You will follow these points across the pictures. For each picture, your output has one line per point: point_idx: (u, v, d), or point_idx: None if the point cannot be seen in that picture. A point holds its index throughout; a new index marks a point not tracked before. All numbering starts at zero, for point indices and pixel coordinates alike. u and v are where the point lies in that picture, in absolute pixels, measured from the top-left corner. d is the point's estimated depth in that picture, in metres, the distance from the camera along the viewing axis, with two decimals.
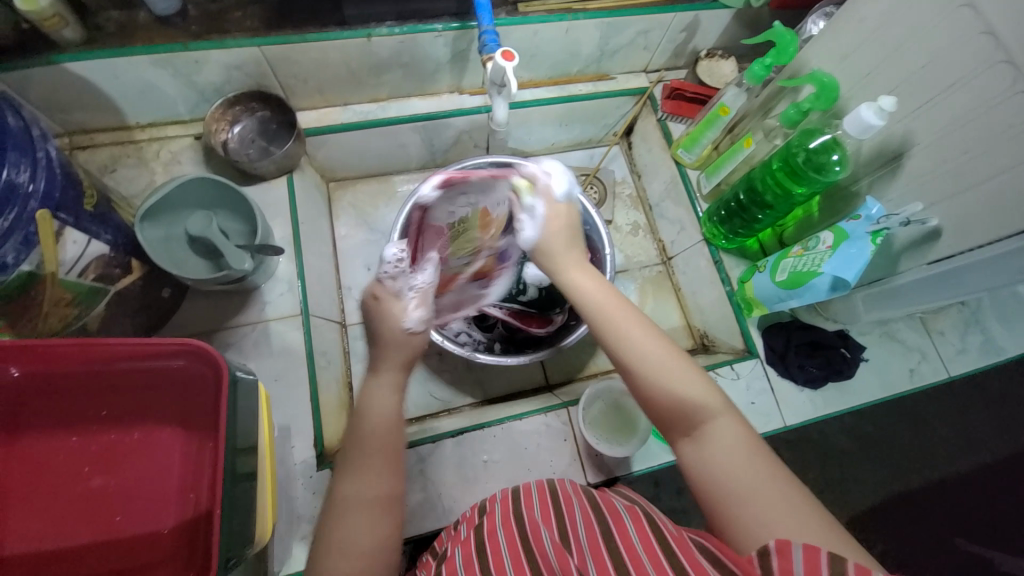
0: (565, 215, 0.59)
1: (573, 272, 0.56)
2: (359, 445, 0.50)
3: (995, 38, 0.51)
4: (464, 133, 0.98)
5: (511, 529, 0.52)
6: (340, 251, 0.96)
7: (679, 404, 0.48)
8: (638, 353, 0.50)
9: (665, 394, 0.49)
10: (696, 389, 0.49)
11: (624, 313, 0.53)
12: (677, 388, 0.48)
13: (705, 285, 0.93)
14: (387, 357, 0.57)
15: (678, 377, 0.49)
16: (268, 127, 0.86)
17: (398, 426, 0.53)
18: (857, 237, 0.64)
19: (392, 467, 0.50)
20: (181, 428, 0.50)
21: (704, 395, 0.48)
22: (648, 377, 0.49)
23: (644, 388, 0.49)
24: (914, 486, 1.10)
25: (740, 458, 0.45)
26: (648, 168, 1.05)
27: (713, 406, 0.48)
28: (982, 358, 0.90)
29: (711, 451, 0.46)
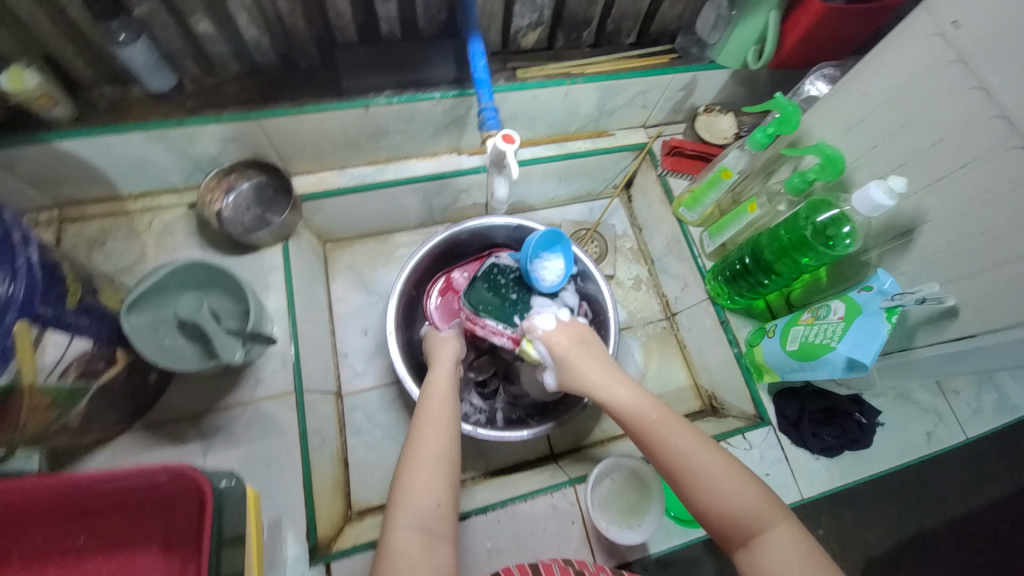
0: (567, 338, 0.68)
1: (606, 382, 0.63)
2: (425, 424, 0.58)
3: (1009, 123, 0.50)
4: (463, 192, 0.97)
5: None
6: (336, 315, 0.93)
7: (738, 514, 0.50)
8: (692, 461, 0.53)
9: (721, 502, 0.51)
10: (755, 497, 0.51)
11: (666, 417, 0.58)
12: (734, 494, 0.51)
13: (712, 344, 0.91)
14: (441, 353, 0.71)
15: (736, 485, 0.52)
16: (264, 193, 0.84)
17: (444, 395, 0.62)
18: (871, 311, 0.62)
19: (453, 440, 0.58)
20: (162, 551, 0.46)
21: (762, 504, 0.51)
22: (702, 480, 0.52)
23: (700, 492, 0.52)
24: (934, 546, 1.05)
25: (799, 563, 0.47)
26: (650, 223, 1.04)
27: (766, 512, 0.50)
28: (999, 418, 0.87)
29: (773, 558, 0.48)
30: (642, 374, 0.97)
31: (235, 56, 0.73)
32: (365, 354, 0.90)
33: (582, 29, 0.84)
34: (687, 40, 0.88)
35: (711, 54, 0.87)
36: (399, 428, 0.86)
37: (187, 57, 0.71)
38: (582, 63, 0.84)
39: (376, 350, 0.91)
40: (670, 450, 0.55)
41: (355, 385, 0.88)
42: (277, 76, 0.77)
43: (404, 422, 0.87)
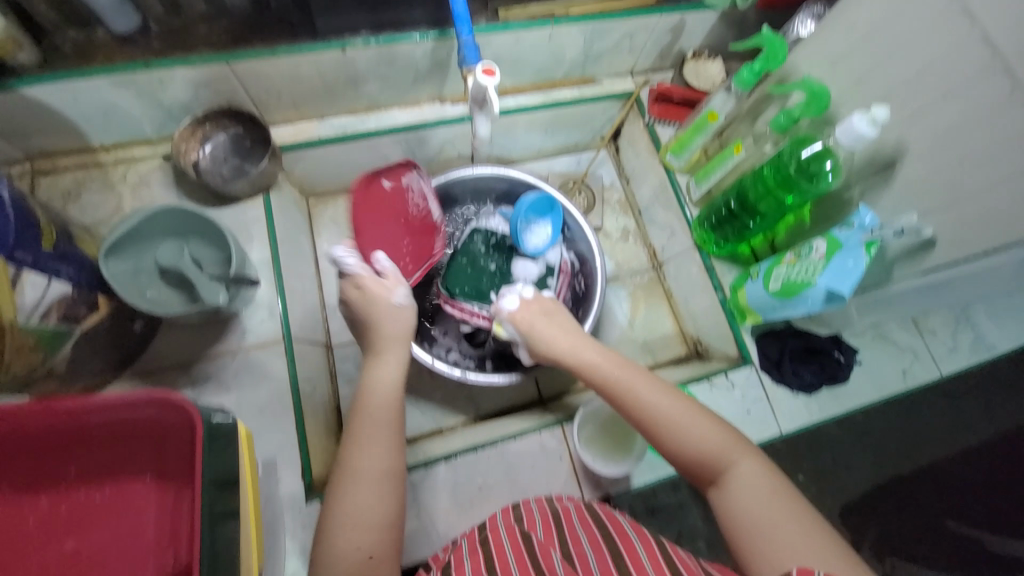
0: (530, 315, 0.71)
1: (575, 346, 0.68)
2: (359, 424, 0.59)
3: (991, 46, 0.50)
4: (447, 142, 0.95)
5: (523, 558, 0.50)
6: (323, 269, 0.92)
7: (703, 454, 0.54)
8: (654, 410, 0.58)
9: (685, 445, 0.55)
10: (719, 437, 0.54)
11: (632, 373, 0.62)
12: (696, 436, 0.55)
13: (697, 291, 0.92)
14: (385, 343, 0.67)
15: (699, 428, 0.55)
16: (242, 144, 0.82)
17: (381, 418, 0.60)
18: (851, 246, 0.63)
19: (388, 441, 0.58)
20: (156, 480, 0.48)
21: (725, 441, 0.54)
22: (667, 427, 0.56)
23: (665, 438, 0.56)
24: (908, 480, 1.10)
25: (761, 496, 0.50)
26: (637, 173, 1.03)
27: (730, 450, 0.53)
28: (974, 356, 0.90)
29: (737, 492, 0.51)
30: (629, 323, 0.99)
31: None
32: None
33: None
34: None
35: None
36: None
37: None
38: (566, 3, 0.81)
39: None
40: (636, 402, 0.59)
41: (344, 337, 0.89)
42: (248, 18, 0.73)
43: None
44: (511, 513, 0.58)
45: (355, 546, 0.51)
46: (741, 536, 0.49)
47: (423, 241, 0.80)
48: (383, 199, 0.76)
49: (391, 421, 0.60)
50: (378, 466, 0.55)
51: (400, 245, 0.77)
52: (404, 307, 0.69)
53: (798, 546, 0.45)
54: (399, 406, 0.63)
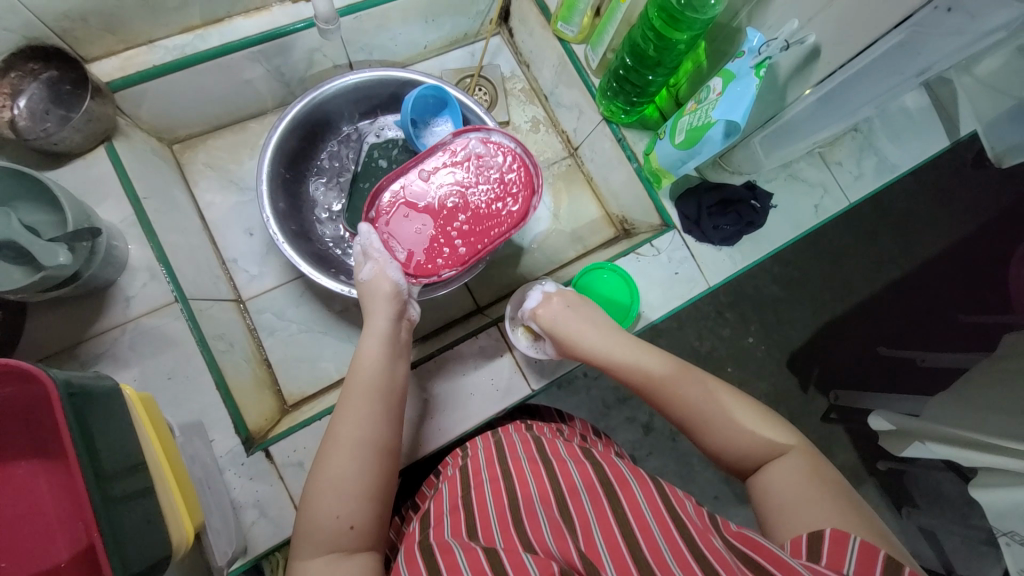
0: (549, 310, 0.69)
1: (603, 342, 0.65)
2: (353, 393, 0.57)
3: None
4: (314, 53, 0.84)
5: (502, 505, 0.49)
6: (211, 222, 0.83)
7: (751, 449, 0.51)
8: (699, 403, 0.55)
9: (734, 440, 0.52)
10: (768, 433, 0.52)
11: (672, 366, 0.59)
12: (742, 428, 0.52)
13: (614, 168, 0.90)
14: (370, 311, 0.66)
15: (750, 425, 0.53)
16: (60, 90, 0.70)
17: (370, 385, 0.59)
18: (743, 75, 0.61)
19: (377, 414, 0.57)
20: (41, 457, 0.44)
21: (776, 435, 0.52)
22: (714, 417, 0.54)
23: (709, 433, 0.54)
24: (840, 314, 1.17)
25: (807, 484, 0.47)
26: (535, 54, 0.96)
27: (780, 444, 0.51)
28: (879, 178, 0.94)
29: (780, 485, 0.48)
30: (554, 216, 0.96)
31: None
32: (258, 256, 0.83)
33: None
34: None
35: None
36: (317, 320, 0.83)
37: None
38: None
39: (268, 249, 0.84)
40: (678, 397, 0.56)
41: (256, 289, 0.82)
42: None
43: (320, 313, 0.83)
44: (498, 458, 0.56)
45: (334, 510, 0.49)
46: (777, 520, 0.46)
47: (488, 216, 0.70)
48: (437, 178, 0.70)
49: (381, 392, 0.58)
50: (369, 436, 0.54)
51: (454, 226, 0.70)
52: (388, 281, 0.67)
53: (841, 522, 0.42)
54: (391, 377, 0.61)
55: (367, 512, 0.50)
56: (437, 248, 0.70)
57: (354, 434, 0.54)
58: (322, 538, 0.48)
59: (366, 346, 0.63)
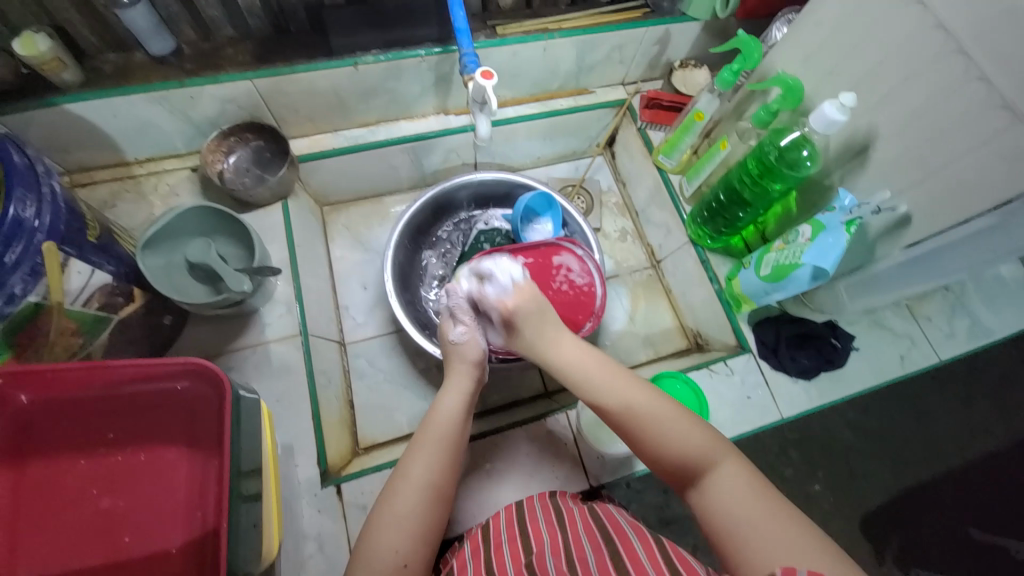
0: (522, 300, 0.66)
1: (555, 342, 0.64)
2: (428, 438, 0.59)
3: (944, 32, 0.55)
4: (451, 152, 1.01)
5: (517, 551, 0.54)
6: (336, 272, 0.98)
7: (686, 455, 0.52)
8: (636, 406, 0.56)
9: (671, 444, 0.53)
10: (702, 438, 0.53)
11: (609, 368, 0.61)
12: (678, 434, 0.53)
13: (694, 285, 0.96)
14: (456, 361, 0.69)
15: (681, 430, 0.54)
16: (262, 155, 0.88)
17: (446, 430, 0.60)
18: (833, 227, 0.67)
19: (446, 464, 0.58)
20: (186, 447, 0.52)
21: (708, 443, 0.53)
22: (643, 419, 0.56)
23: (649, 438, 0.55)
24: (923, 478, 1.09)
25: (746, 499, 0.48)
26: (632, 176, 1.08)
27: (710, 454, 0.52)
28: (971, 340, 0.93)
29: (721, 497, 0.49)
30: (630, 319, 1.02)
31: (230, 20, 0.77)
32: (365, 307, 0.95)
33: None
34: None
35: (682, 6, 0.91)
36: (401, 373, 0.91)
37: (185, 22, 0.76)
38: (559, 19, 0.89)
39: (375, 303, 0.96)
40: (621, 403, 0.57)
41: (357, 336, 0.93)
42: (270, 39, 0.81)
43: (404, 368, 0.92)
44: (518, 518, 0.60)
45: (397, 545, 0.52)
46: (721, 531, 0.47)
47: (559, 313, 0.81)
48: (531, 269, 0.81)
49: (454, 446, 0.59)
50: (438, 485, 0.56)
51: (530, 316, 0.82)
52: (476, 348, 0.69)
53: (784, 548, 0.43)
54: (464, 431, 0.62)
55: (421, 556, 0.53)
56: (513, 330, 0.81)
57: (424, 479, 0.56)
58: (378, 568, 0.51)
59: (446, 397, 0.64)
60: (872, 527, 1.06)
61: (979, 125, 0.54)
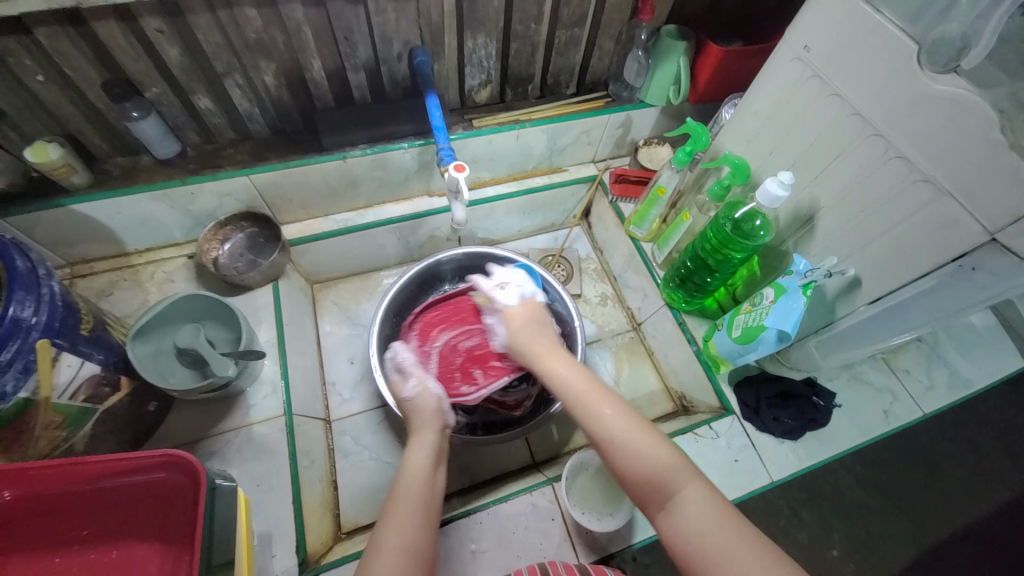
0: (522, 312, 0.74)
1: (541, 353, 0.66)
2: (399, 501, 0.57)
3: (860, 118, 0.63)
4: (435, 229, 1.08)
5: None
6: (324, 348, 1.00)
7: (654, 471, 0.52)
8: (610, 428, 0.56)
9: (639, 463, 0.53)
10: (669, 456, 0.53)
11: (587, 384, 0.60)
12: (648, 453, 0.53)
13: (674, 347, 0.98)
14: (420, 420, 0.71)
15: (649, 447, 0.54)
16: (256, 241, 0.94)
17: (413, 487, 0.59)
18: (793, 290, 0.71)
19: (422, 521, 0.56)
20: (159, 542, 0.53)
21: (675, 463, 0.52)
22: (616, 435, 0.55)
23: (618, 456, 0.54)
24: (938, 537, 1.04)
25: (710, 523, 0.48)
26: (608, 243, 1.14)
27: (681, 476, 0.52)
28: (951, 391, 0.94)
29: (687, 519, 0.49)
30: (615, 382, 1.03)
31: (231, 125, 0.86)
32: (351, 382, 0.97)
33: (527, 84, 0.99)
34: (618, 86, 1.02)
35: (640, 95, 1.01)
36: (386, 449, 0.91)
37: (190, 129, 0.84)
38: (528, 111, 0.99)
39: (361, 378, 0.97)
40: (595, 420, 0.57)
41: (343, 412, 0.94)
42: (267, 139, 0.89)
43: (390, 443, 0.91)
44: None
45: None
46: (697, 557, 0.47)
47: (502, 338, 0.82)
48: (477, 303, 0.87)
49: (426, 501, 0.58)
50: (416, 548, 0.53)
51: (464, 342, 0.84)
52: (432, 397, 0.74)
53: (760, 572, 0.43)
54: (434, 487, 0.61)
55: None
56: (456, 366, 0.82)
57: (402, 541, 0.53)
58: None
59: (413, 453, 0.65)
60: None
61: (907, 196, 0.60)
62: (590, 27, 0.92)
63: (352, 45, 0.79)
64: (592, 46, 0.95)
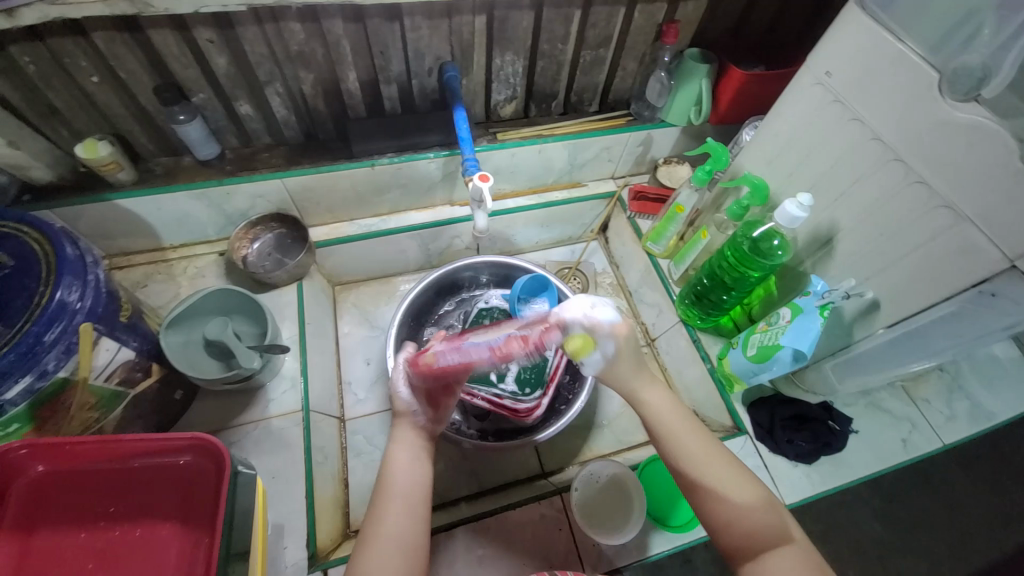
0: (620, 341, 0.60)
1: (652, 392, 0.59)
2: (394, 496, 0.55)
3: (881, 142, 0.63)
4: (455, 237, 1.10)
5: None
6: (342, 348, 1.02)
7: (756, 525, 0.52)
8: (717, 481, 0.54)
9: (740, 517, 0.52)
10: (769, 512, 0.53)
11: (692, 428, 0.57)
12: (754, 510, 0.52)
13: (688, 364, 0.98)
14: (406, 419, 0.62)
15: (751, 500, 0.53)
16: (284, 241, 0.97)
17: (407, 478, 0.57)
18: (809, 311, 0.71)
19: (414, 515, 0.55)
20: (180, 523, 0.56)
21: (776, 520, 0.53)
22: (723, 488, 0.53)
23: (719, 506, 0.53)
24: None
25: None
26: (624, 259, 1.16)
27: (781, 535, 0.52)
28: (973, 423, 0.92)
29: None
30: None
31: (268, 130, 0.90)
32: (366, 382, 0.99)
33: (551, 100, 1.02)
34: (640, 105, 1.04)
35: (661, 114, 1.03)
36: None
37: (230, 133, 0.88)
38: (551, 126, 1.02)
39: (377, 379, 0.99)
40: (699, 469, 0.55)
41: (357, 411, 0.95)
42: (300, 145, 0.94)
43: None
44: None
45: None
46: None
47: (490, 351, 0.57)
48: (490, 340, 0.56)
49: (417, 496, 0.56)
50: (408, 539, 0.53)
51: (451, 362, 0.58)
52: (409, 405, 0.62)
53: None
54: (425, 482, 0.58)
55: None
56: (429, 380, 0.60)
57: (395, 532, 0.53)
58: None
59: (398, 448, 0.60)
60: None
61: (927, 221, 0.60)
62: (615, 48, 0.95)
63: (386, 59, 0.83)
64: (616, 65, 0.98)
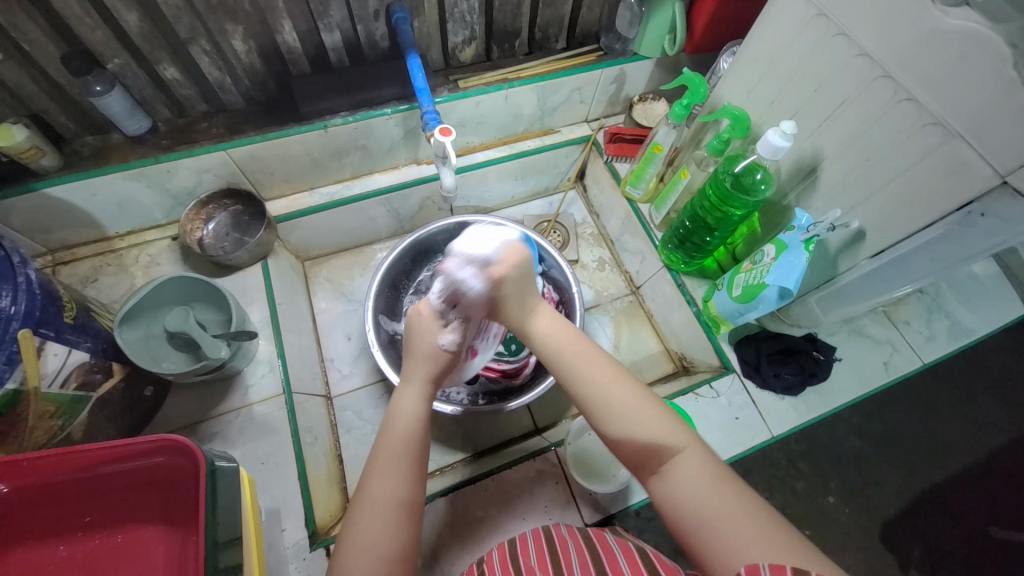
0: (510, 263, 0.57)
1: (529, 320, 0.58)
2: (389, 450, 0.52)
3: (868, 59, 0.59)
4: (426, 198, 1.04)
5: None
6: (320, 325, 0.99)
7: (651, 438, 0.50)
8: (609, 397, 0.52)
9: (633, 429, 0.50)
10: (666, 423, 0.50)
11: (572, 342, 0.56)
12: (647, 421, 0.50)
13: (674, 308, 0.97)
14: (418, 366, 0.60)
15: (646, 414, 0.50)
16: (241, 219, 0.91)
17: (412, 429, 0.54)
18: (794, 246, 0.69)
19: (414, 473, 0.52)
20: (163, 524, 0.55)
21: (673, 429, 0.50)
22: (616, 415, 0.51)
23: (612, 422, 0.51)
24: (934, 481, 1.07)
25: (710, 490, 0.46)
26: (604, 207, 1.11)
27: (680, 444, 0.49)
28: (952, 340, 0.94)
29: (682, 488, 0.47)
30: (615, 347, 1.03)
31: (203, 96, 0.81)
32: (350, 358, 0.96)
33: (513, 39, 0.93)
34: (611, 38, 0.96)
35: (634, 47, 0.96)
36: None
37: (159, 102, 0.79)
38: (517, 69, 0.93)
39: (360, 353, 0.97)
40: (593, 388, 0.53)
41: (343, 388, 0.94)
42: (243, 110, 0.85)
43: None
44: (504, 542, 0.59)
45: None
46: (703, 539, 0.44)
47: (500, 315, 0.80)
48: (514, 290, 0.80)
49: (417, 450, 0.53)
50: (407, 497, 0.50)
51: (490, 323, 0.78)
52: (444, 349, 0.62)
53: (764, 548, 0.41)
54: (426, 438, 0.55)
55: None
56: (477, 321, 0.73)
57: (389, 493, 0.50)
58: None
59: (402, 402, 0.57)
60: (890, 534, 1.02)
61: (917, 140, 0.57)
62: None
63: (324, 3, 0.74)
64: None
